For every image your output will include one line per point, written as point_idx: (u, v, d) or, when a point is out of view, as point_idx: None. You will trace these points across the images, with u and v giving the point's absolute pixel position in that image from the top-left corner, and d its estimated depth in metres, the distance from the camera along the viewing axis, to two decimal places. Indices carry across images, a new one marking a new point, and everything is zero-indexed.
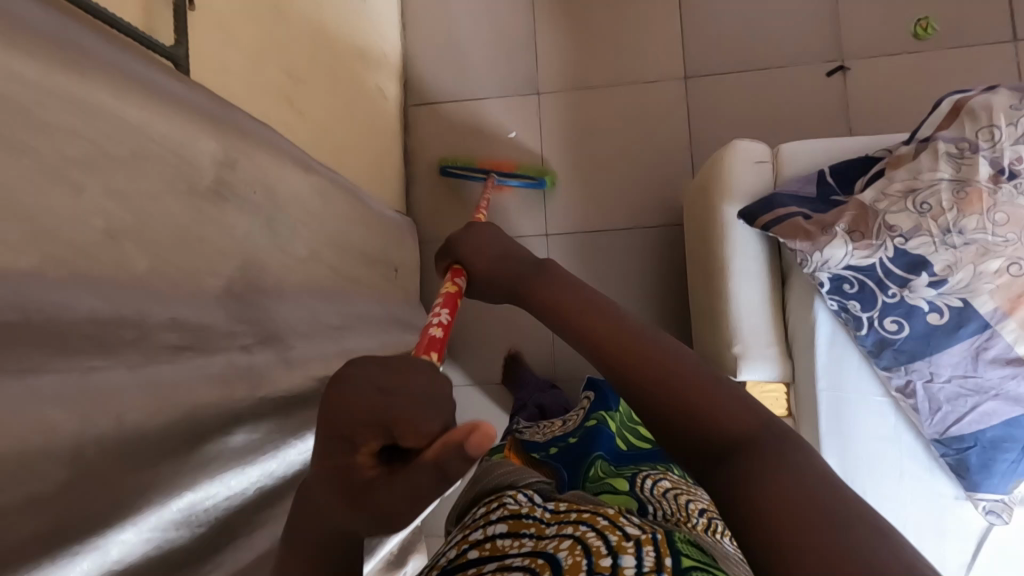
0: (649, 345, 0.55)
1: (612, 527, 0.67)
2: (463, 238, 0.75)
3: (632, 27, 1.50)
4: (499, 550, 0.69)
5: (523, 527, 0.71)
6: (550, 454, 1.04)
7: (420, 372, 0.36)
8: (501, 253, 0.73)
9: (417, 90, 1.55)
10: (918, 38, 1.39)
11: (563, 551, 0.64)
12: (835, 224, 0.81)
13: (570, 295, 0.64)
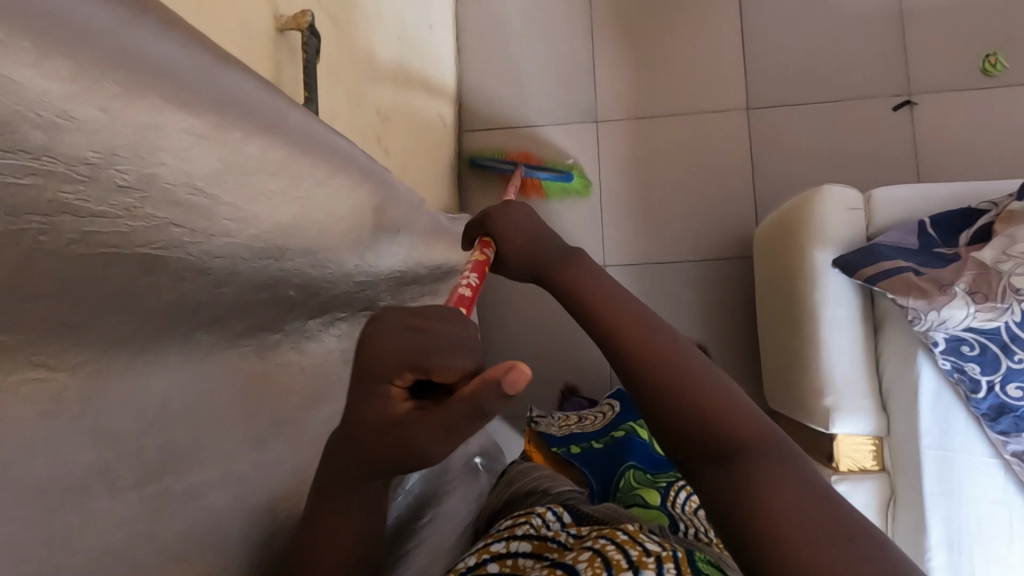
0: (653, 334, 0.57)
1: (633, 542, 0.65)
2: (498, 214, 0.78)
3: (693, 55, 1.48)
4: (520, 569, 0.66)
5: (546, 550, 0.68)
6: (574, 455, 1.14)
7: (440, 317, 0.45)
8: (532, 238, 0.76)
9: (472, 116, 1.53)
10: (987, 74, 1.38)
11: (581, 564, 0.62)
12: (954, 283, 0.78)
13: (596, 291, 0.65)
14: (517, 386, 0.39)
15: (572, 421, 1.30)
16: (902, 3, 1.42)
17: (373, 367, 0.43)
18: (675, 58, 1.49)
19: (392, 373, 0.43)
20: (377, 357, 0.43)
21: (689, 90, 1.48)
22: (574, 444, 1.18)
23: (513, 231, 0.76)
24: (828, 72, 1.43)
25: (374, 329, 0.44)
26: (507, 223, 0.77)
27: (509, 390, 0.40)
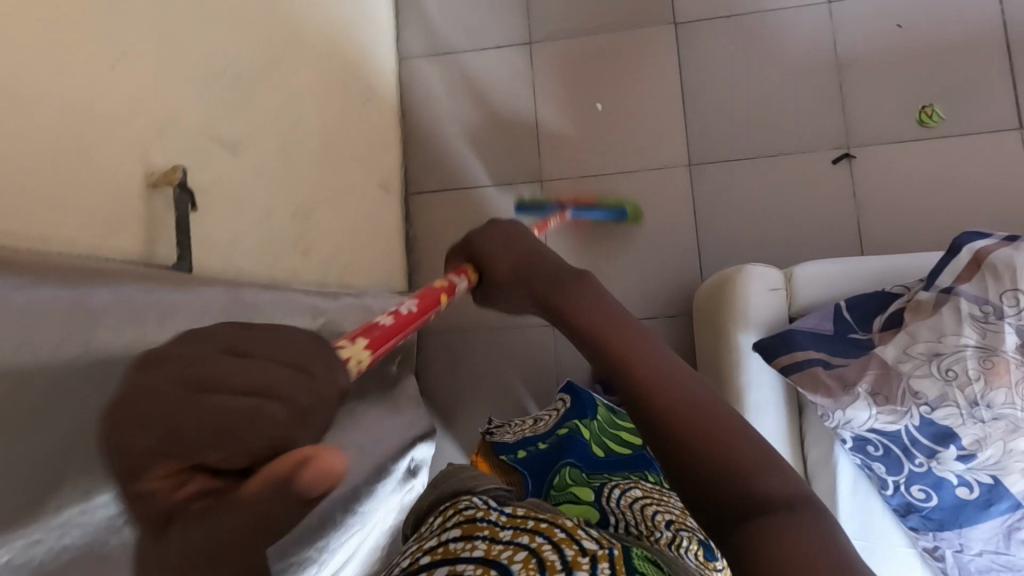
0: (665, 373, 0.58)
1: (569, 541, 0.70)
2: (482, 235, 0.75)
3: (633, 112, 1.49)
4: (451, 554, 0.71)
5: (476, 531, 0.74)
6: (518, 459, 1.18)
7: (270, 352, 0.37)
8: (521, 255, 0.72)
9: (419, 177, 1.54)
10: (925, 125, 1.38)
11: (517, 564, 0.66)
12: (857, 382, 0.79)
13: (612, 320, 0.64)
14: (321, 480, 0.36)
15: (528, 425, 1.30)
16: (839, 56, 1.42)
17: (130, 460, 0.35)
18: (616, 114, 1.50)
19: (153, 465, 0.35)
20: (143, 429, 0.35)
21: (630, 147, 1.49)
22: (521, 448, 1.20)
23: (509, 243, 0.73)
24: (767, 126, 1.44)
25: (130, 413, 0.35)
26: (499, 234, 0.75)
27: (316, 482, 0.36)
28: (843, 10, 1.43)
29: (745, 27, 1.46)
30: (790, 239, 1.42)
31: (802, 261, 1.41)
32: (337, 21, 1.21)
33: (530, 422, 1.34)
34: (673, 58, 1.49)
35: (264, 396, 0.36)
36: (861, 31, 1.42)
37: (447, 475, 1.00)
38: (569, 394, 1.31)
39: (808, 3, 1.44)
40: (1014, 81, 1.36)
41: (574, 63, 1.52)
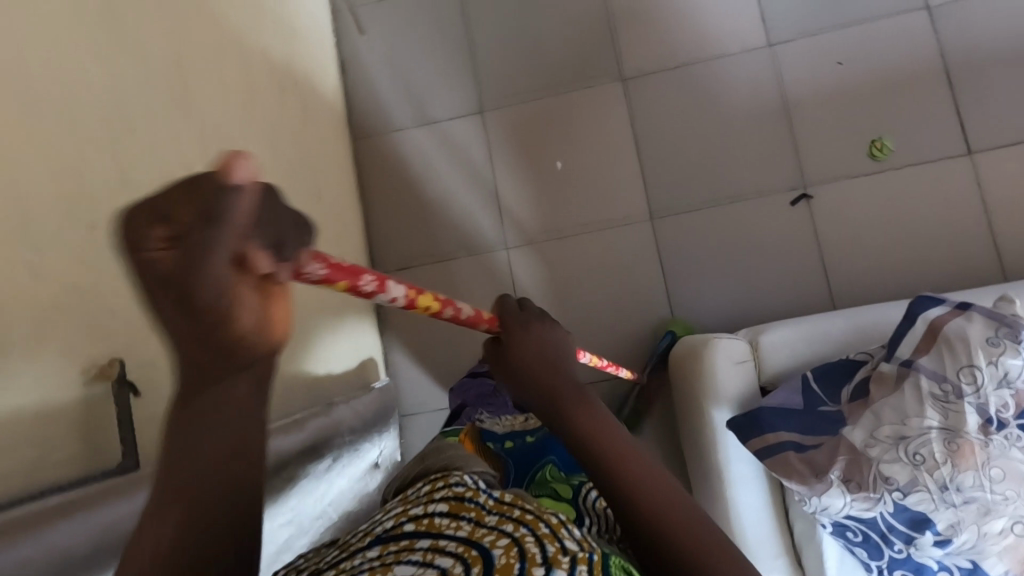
0: (673, 499, 0.64)
1: (552, 537, 0.58)
2: (517, 337, 0.74)
3: (590, 170, 1.50)
4: (434, 528, 0.61)
5: (463, 511, 0.63)
6: (506, 449, 1.11)
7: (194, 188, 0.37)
8: (547, 365, 0.73)
9: (384, 256, 1.54)
10: (876, 159, 1.40)
11: (497, 550, 0.56)
12: (829, 469, 0.79)
13: (615, 440, 0.67)
14: (244, 177, 0.38)
15: (518, 419, 1.19)
16: (786, 97, 1.44)
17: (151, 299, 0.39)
18: (574, 173, 1.51)
19: (148, 232, 0.37)
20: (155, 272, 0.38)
21: (591, 205, 1.49)
22: (510, 437, 1.14)
23: (537, 348, 0.74)
24: (723, 173, 1.45)
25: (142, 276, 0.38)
26: (530, 333, 0.75)
27: (246, 180, 0.38)
28: (785, 53, 1.45)
29: (692, 77, 1.48)
30: (758, 282, 1.42)
31: (774, 304, 1.41)
32: (281, 126, 1.21)
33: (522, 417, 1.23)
34: (623, 113, 1.50)
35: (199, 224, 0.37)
36: (803, 72, 1.44)
37: (435, 451, 0.97)
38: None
39: (749, 49, 1.46)
40: (958, 107, 1.38)
41: (526, 127, 1.53)
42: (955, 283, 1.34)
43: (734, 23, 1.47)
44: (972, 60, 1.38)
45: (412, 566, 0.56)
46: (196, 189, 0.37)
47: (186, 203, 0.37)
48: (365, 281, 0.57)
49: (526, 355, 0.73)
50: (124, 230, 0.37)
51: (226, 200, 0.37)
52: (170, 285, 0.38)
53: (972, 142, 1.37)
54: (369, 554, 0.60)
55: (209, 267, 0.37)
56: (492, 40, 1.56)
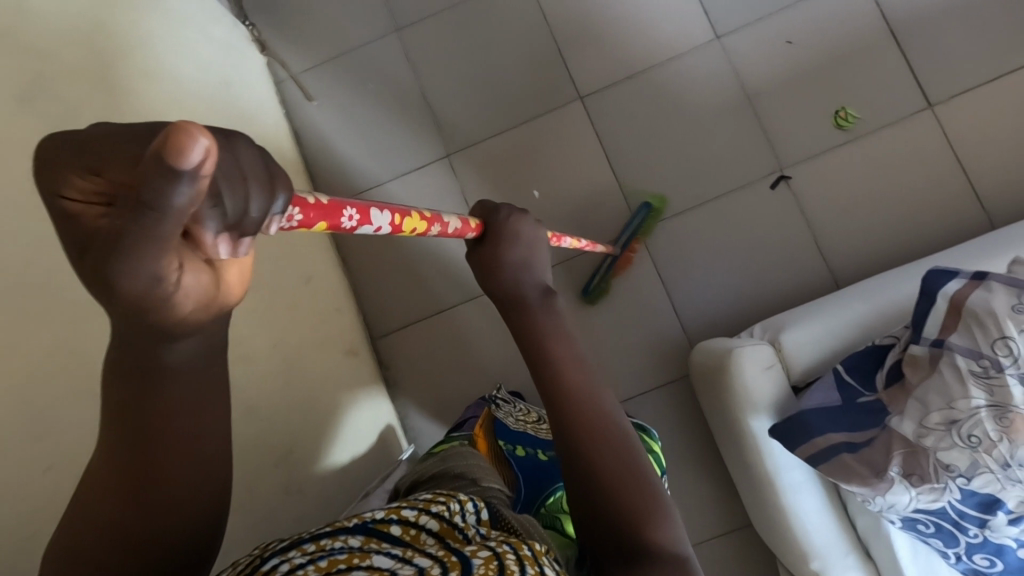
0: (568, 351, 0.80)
1: (533, 562, 0.60)
2: (502, 225, 0.92)
3: (569, 193, 1.49)
4: (417, 542, 0.64)
5: (450, 536, 0.66)
6: (516, 454, 1.16)
7: (133, 143, 0.33)
8: (518, 259, 0.90)
9: (381, 320, 1.51)
10: (843, 129, 1.41)
11: (478, 561, 0.57)
12: (888, 466, 0.78)
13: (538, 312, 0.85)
14: (197, 156, 0.30)
15: (531, 421, 1.27)
16: (745, 86, 1.45)
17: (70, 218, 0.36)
18: (553, 199, 1.49)
19: (77, 181, 0.35)
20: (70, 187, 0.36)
21: (578, 228, 1.48)
22: (521, 443, 1.18)
23: (509, 238, 0.91)
24: (699, 172, 1.45)
25: (55, 173, 0.36)
26: (511, 233, 0.92)
27: (201, 170, 0.30)
28: (734, 42, 1.46)
29: (649, 83, 1.48)
30: (756, 272, 1.42)
31: (778, 289, 1.41)
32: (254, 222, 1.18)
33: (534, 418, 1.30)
34: (589, 131, 1.49)
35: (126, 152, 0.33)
36: (754, 57, 1.45)
37: (451, 456, 1.04)
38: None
39: (698, 44, 1.47)
40: (910, 65, 1.41)
41: (496, 163, 1.51)
42: (944, 236, 1.36)
43: (680, 24, 1.48)
44: (913, 16, 1.41)
45: (390, 558, 0.59)
46: (136, 146, 0.33)
47: (123, 166, 0.33)
48: (345, 219, 0.64)
49: (501, 243, 0.91)
50: (51, 171, 0.36)
51: (172, 188, 0.30)
52: (90, 251, 0.36)
53: (930, 94, 1.39)
54: (350, 542, 0.61)
55: (138, 250, 0.34)
56: (444, 83, 1.53)
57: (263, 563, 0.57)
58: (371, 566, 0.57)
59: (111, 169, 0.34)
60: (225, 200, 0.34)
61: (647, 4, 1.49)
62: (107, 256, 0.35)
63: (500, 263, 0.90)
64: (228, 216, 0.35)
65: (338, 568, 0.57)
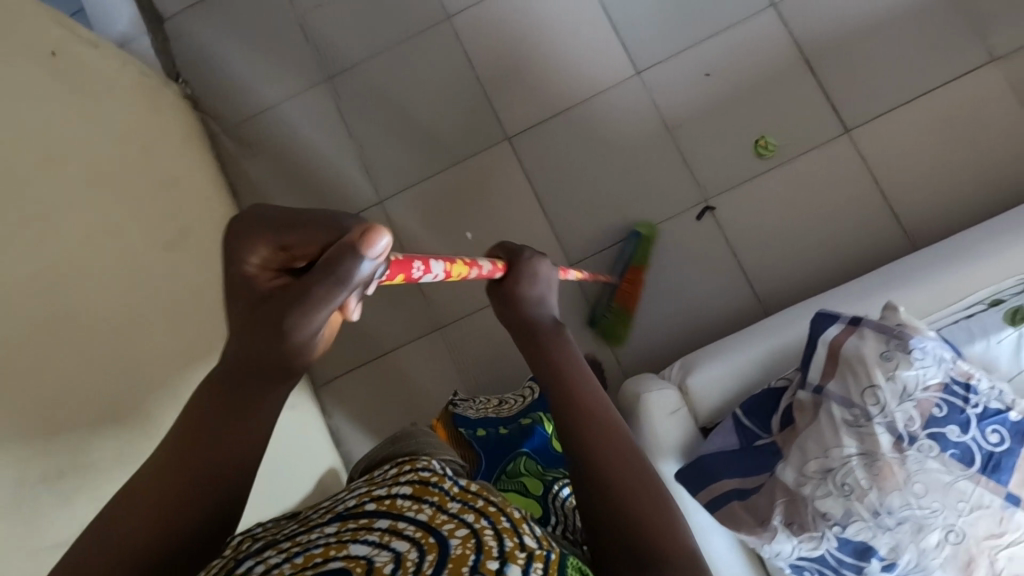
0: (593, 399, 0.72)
1: (512, 531, 0.57)
2: (522, 262, 0.88)
3: (502, 232, 1.51)
4: (395, 509, 0.59)
5: (426, 494, 0.60)
6: (477, 436, 1.20)
7: (314, 225, 0.54)
8: (538, 297, 0.85)
9: (323, 367, 1.53)
10: (763, 157, 1.44)
11: (455, 540, 0.54)
12: (771, 515, 0.80)
13: (567, 361, 0.76)
14: (380, 248, 0.52)
15: (491, 405, 1.31)
16: (666, 119, 1.48)
17: (247, 276, 0.57)
18: (486, 238, 1.51)
19: (258, 253, 0.56)
20: (255, 251, 0.55)
21: None
22: (481, 425, 1.23)
23: (528, 277, 0.87)
24: (627, 205, 1.48)
25: (239, 248, 0.56)
26: (529, 271, 0.87)
27: (378, 254, 0.52)
28: (653, 77, 1.49)
29: (573, 120, 1.51)
30: (687, 301, 1.44)
31: (708, 318, 1.43)
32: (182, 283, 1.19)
33: (494, 402, 1.34)
34: (519, 169, 1.51)
35: (314, 232, 0.54)
36: (674, 90, 1.48)
37: (405, 438, 1.00)
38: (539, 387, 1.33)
39: (619, 80, 1.50)
40: (825, 91, 1.43)
41: (429, 205, 1.53)
42: (866, 257, 1.39)
43: (601, 61, 1.51)
44: (825, 45, 1.44)
45: (366, 546, 0.54)
46: (318, 231, 0.54)
47: (309, 247, 0.55)
48: (414, 269, 0.74)
49: (521, 280, 0.86)
50: (246, 240, 0.55)
51: (357, 262, 0.51)
52: (274, 295, 0.56)
53: (846, 120, 1.42)
54: (324, 530, 0.57)
55: (308, 303, 0.53)
56: (375, 129, 1.56)
57: (237, 564, 0.52)
58: (347, 557, 0.52)
59: (298, 247, 0.55)
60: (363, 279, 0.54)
61: (569, 43, 1.52)
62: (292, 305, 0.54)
63: (519, 297, 0.85)
64: (367, 278, 0.53)
65: (314, 563, 0.52)
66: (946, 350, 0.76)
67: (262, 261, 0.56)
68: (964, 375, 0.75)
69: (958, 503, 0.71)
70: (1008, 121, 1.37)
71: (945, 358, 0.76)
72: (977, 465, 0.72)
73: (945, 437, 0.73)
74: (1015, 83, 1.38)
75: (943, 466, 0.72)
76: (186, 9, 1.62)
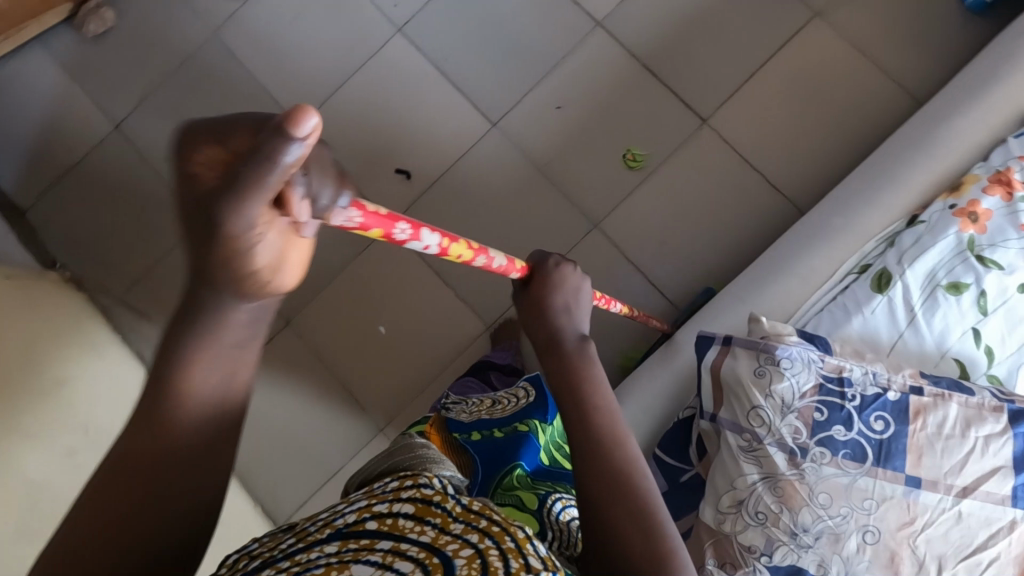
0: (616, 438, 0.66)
1: (519, 553, 0.53)
2: (552, 266, 0.81)
3: (414, 315, 1.51)
4: (397, 528, 0.55)
5: (429, 514, 0.56)
6: (472, 440, 1.03)
7: (249, 128, 0.42)
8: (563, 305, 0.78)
9: (277, 502, 1.48)
10: (635, 169, 1.45)
11: (460, 561, 0.52)
12: (705, 560, 0.78)
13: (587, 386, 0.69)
14: (308, 130, 0.40)
15: (486, 406, 1.14)
16: (534, 160, 1.49)
17: (184, 184, 0.43)
18: (399, 327, 1.51)
19: (201, 151, 0.42)
20: (201, 147, 0.42)
21: (432, 345, 1.50)
22: (476, 429, 1.05)
23: (561, 284, 0.80)
24: (522, 252, 1.47)
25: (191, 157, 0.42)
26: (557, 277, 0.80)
27: (307, 139, 0.40)
28: (509, 123, 1.50)
29: (447, 186, 1.51)
30: (608, 328, 1.42)
31: (633, 339, 1.42)
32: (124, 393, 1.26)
33: (488, 402, 1.17)
34: (410, 250, 1.52)
35: (245, 125, 0.42)
36: (533, 129, 1.50)
37: (400, 450, 0.80)
38: (535, 388, 1.14)
39: (479, 136, 1.51)
40: (673, 89, 1.46)
41: (336, 309, 1.52)
42: (760, 235, 1.40)
43: (456, 123, 1.52)
44: (658, 48, 1.47)
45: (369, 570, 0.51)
46: (256, 125, 0.42)
47: (242, 137, 0.41)
48: (399, 228, 0.63)
49: (549, 287, 0.79)
50: (185, 142, 0.42)
51: (284, 145, 0.40)
52: (203, 211, 0.43)
53: (699, 111, 1.44)
54: (326, 550, 0.53)
55: (234, 200, 0.42)
56: None
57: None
58: None
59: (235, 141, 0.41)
60: (312, 180, 0.45)
61: (421, 116, 1.53)
62: (204, 216, 0.43)
63: (541, 305, 0.78)
64: (313, 193, 0.45)
65: None
66: (812, 352, 0.78)
67: (214, 155, 0.42)
68: (835, 370, 0.78)
69: (864, 502, 0.72)
70: (848, 67, 1.41)
71: (812, 360, 0.78)
72: (870, 458, 0.73)
73: (833, 439, 0.74)
74: (843, 31, 1.41)
75: (839, 469, 0.73)
76: (44, 194, 1.61)
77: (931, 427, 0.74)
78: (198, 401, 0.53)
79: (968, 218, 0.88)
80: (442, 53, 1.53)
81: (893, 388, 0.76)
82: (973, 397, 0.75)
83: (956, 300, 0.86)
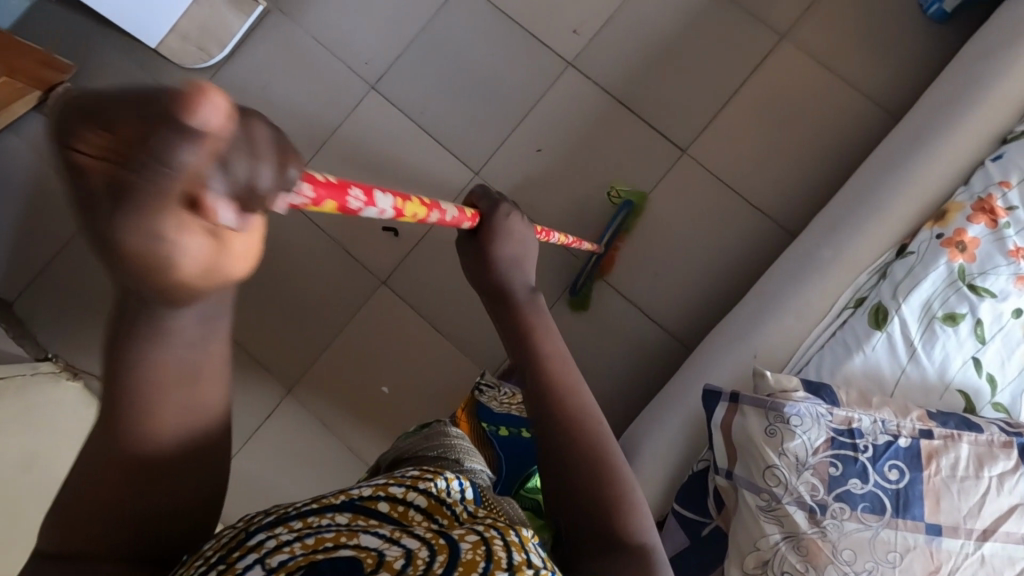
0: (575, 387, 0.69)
1: (521, 545, 0.51)
2: (502, 218, 0.84)
3: (416, 371, 1.50)
4: (406, 519, 0.55)
5: (439, 512, 0.56)
6: (501, 434, 1.02)
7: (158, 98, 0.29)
8: (515, 256, 0.81)
9: None
10: (620, 207, 1.46)
11: (465, 543, 0.50)
12: None
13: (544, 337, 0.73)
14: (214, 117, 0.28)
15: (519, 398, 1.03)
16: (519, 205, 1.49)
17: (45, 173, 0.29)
18: (401, 385, 1.50)
19: (60, 124, 0.27)
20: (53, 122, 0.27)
21: (436, 399, 1.49)
22: (506, 423, 1.02)
23: (512, 234, 0.83)
24: None
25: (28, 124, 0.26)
26: (504, 227, 0.83)
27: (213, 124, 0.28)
28: (490, 170, 1.51)
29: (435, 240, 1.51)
30: (612, 366, 1.42)
31: (638, 376, 1.42)
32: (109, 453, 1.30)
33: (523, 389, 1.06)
34: (405, 307, 1.52)
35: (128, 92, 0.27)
36: (514, 174, 1.50)
37: (435, 433, 0.79)
38: None
39: (462, 187, 1.51)
40: (650, 122, 1.47)
41: (336, 374, 1.51)
42: (752, 260, 1.41)
43: (437, 175, 1.52)
44: (630, 83, 1.48)
45: (377, 538, 0.51)
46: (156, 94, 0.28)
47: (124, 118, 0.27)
48: (351, 196, 0.58)
49: (498, 239, 0.82)
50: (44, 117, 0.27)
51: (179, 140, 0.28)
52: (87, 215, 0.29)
53: (678, 143, 1.46)
54: (338, 519, 0.53)
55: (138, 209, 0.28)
56: (255, 324, 1.53)
57: (248, 537, 0.49)
58: (359, 545, 0.49)
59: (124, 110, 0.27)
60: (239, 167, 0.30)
61: (401, 172, 1.52)
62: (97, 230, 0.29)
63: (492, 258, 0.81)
64: (242, 183, 0.30)
65: (324, 546, 0.49)
66: (820, 406, 0.81)
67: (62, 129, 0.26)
68: (845, 423, 0.81)
69: (887, 554, 0.76)
70: (819, 86, 1.42)
71: (821, 415, 0.81)
72: (889, 509, 0.77)
73: (850, 493, 0.78)
74: (810, 51, 1.43)
75: (860, 523, 0.77)
76: (29, 286, 1.59)
77: (945, 470, 0.78)
78: (173, 429, 0.44)
79: (956, 247, 0.90)
80: (416, 106, 1.54)
81: (904, 434, 0.80)
82: (983, 435, 0.80)
83: (953, 330, 0.87)
